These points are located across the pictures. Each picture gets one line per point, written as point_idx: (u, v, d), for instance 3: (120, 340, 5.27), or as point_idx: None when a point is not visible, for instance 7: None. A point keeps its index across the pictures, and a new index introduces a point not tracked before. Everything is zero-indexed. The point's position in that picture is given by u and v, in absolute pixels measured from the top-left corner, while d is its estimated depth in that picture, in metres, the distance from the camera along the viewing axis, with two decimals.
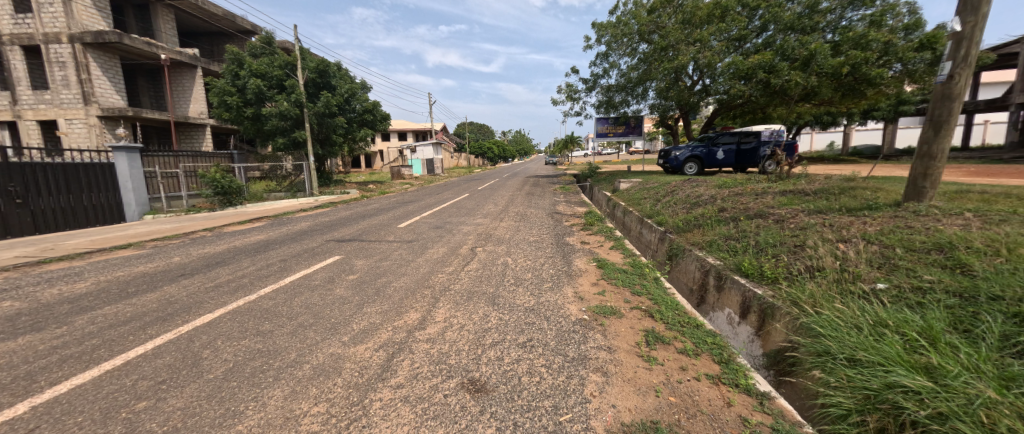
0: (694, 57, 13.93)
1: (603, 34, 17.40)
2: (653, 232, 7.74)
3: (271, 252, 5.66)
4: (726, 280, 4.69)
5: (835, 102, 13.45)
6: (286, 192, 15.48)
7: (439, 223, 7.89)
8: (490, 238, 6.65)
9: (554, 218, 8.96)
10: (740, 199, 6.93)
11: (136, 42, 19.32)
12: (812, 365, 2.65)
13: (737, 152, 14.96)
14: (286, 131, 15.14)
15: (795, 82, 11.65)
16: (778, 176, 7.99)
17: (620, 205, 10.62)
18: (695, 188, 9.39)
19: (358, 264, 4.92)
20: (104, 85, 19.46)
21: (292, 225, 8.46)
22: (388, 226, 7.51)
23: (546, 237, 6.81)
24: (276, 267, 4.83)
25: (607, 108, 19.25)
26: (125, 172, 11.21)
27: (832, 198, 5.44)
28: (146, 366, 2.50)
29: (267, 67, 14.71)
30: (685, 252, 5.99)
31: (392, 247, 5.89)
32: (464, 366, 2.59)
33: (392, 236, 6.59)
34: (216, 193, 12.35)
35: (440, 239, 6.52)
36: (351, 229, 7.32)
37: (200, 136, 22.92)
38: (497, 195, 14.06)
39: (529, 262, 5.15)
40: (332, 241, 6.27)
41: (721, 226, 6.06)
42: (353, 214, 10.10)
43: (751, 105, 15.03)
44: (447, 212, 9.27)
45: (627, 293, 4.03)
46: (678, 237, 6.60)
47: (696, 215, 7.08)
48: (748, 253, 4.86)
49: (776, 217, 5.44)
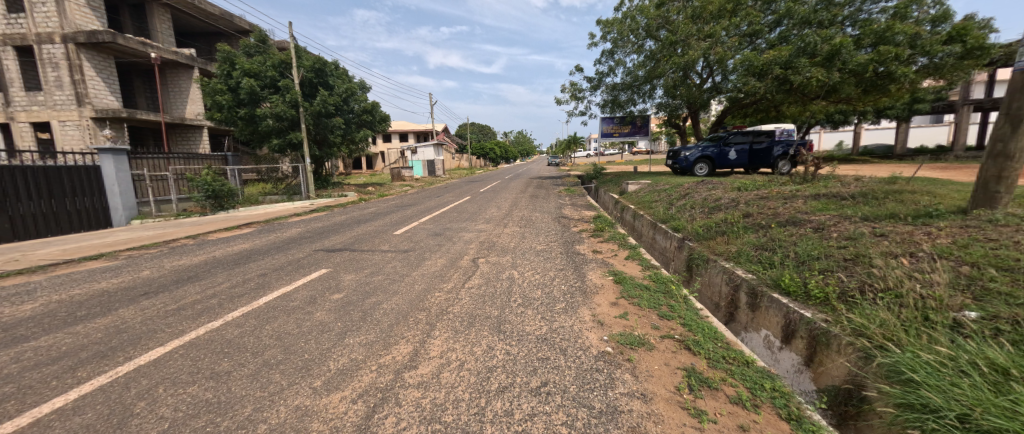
0: (705, 53, 13.35)
1: (609, 31, 16.85)
2: (669, 238, 7.17)
3: (252, 264, 5.11)
4: (761, 296, 4.15)
5: (854, 99, 12.85)
6: (282, 195, 14.97)
7: (439, 229, 7.34)
8: (493, 247, 6.08)
9: (561, 223, 8.41)
10: (767, 203, 6.34)
11: (130, 42, 18.86)
12: (906, 422, 2.09)
13: (750, 153, 14.37)
14: (282, 132, 14.65)
15: (816, 78, 11.10)
16: (803, 177, 7.39)
17: (630, 208, 10.03)
18: (712, 190, 8.81)
19: (345, 280, 4.36)
20: (98, 86, 19.02)
21: (283, 231, 7.94)
22: (384, 233, 6.96)
23: (555, 246, 6.25)
24: (254, 283, 4.28)
25: (612, 107, 18.67)
26: (111, 176, 10.70)
27: (876, 204, 4.88)
28: (57, 429, 1.95)
29: (261, 66, 14.21)
30: (709, 263, 5.44)
31: (386, 258, 5.33)
32: (463, 427, 2.03)
33: (387, 245, 6.03)
34: (206, 197, 11.81)
35: (439, 249, 5.96)
36: (344, 236, 6.77)
37: (197, 137, 22.49)
38: (499, 198, 13.49)
39: (538, 277, 4.59)
40: (320, 251, 5.71)
41: (749, 234, 5.49)
42: (348, 218, 9.58)
43: (764, 104, 14.41)
44: (447, 217, 8.73)
45: (654, 316, 3.48)
46: (700, 245, 6.03)
47: (718, 221, 6.50)
48: (786, 266, 4.30)
49: (814, 225, 4.88)
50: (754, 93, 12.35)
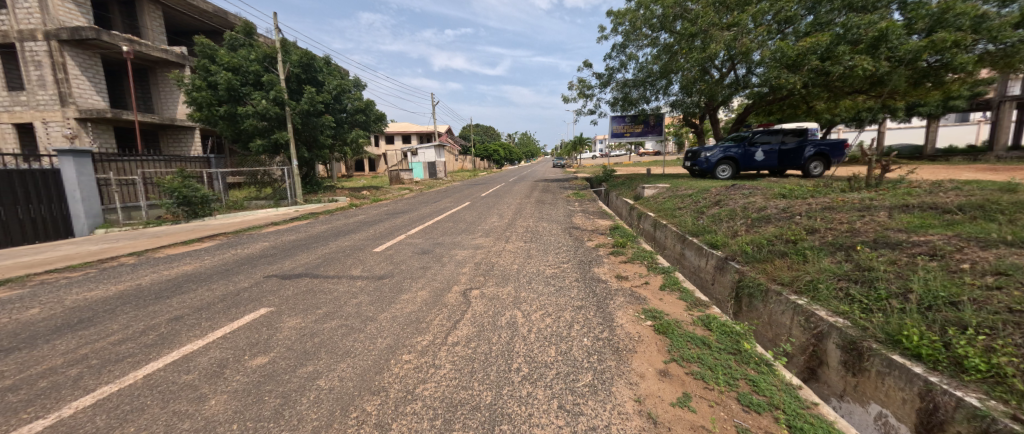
0: (732, 43, 11.97)
1: (622, 22, 15.59)
2: (704, 257, 5.97)
3: (178, 297, 3.90)
4: (869, 354, 2.94)
5: (899, 93, 11.59)
6: (268, 200, 13.96)
7: (429, 245, 6.17)
8: (491, 272, 4.87)
9: (573, 236, 7.21)
10: (836, 216, 5.06)
11: (116, 38, 17.85)
12: None
13: (780, 153, 13.11)
14: (268, 131, 13.58)
15: (862, 69, 9.75)
16: (867, 182, 6.13)
17: (650, 216, 8.82)
18: (749, 197, 7.55)
19: (283, 328, 3.14)
20: (83, 85, 18.03)
21: (250, 244, 6.77)
22: (361, 252, 5.76)
23: (571, 270, 5.00)
24: (156, 332, 3.07)
25: (624, 106, 17.39)
26: (72, 180, 9.58)
27: (1009, 223, 3.66)
28: None
29: (243, 61, 13.11)
30: (770, 294, 4.23)
31: (350, 291, 4.10)
32: None
33: (359, 270, 4.82)
34: (179, 204, 10.66)
35: (424, 274, 4.74)
36: (313, 255, 5.60)
37: (188, 139, 21.55)
38: (501, 204, 12.31)
39: (551, 324, 3.35)
40: (273, 278, 4.51)
41: (824, 259, 4.24)
42: (330, 229, 8.41)
43: (794, 99, 13.07)
44: (441, 229, 7.55)
45: (737, 404, 2.26)
46: (754, 269, 4.79)
47: (772, 238, 5.26)
48: (903, 312, 3.06)
49: (924, 250, 3.65)
50: (786, 88, 10.97)
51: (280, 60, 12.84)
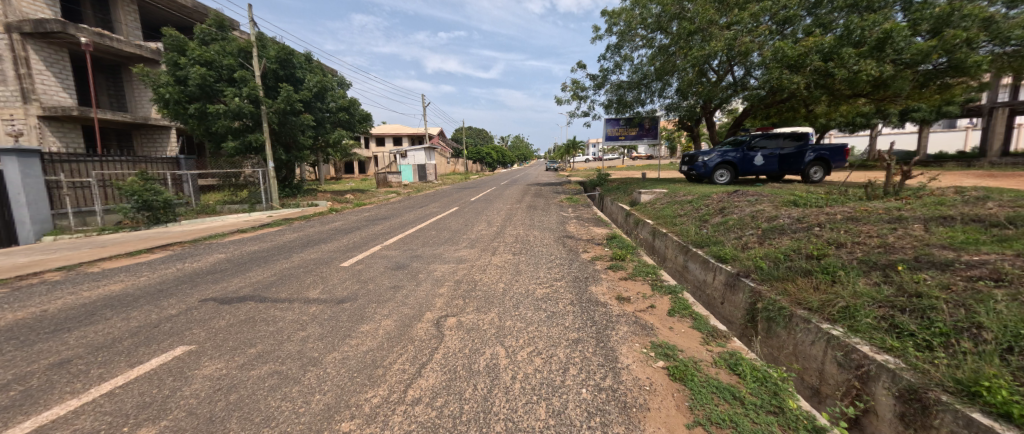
0: (732, 43, 11.49)
1: (617, 22, 15.13)
2: (712, 272, 5.36)
3: (79, 332, 3.14)
4: (937, 409, 2.34)
5: (901, 97, 11.22)
6: (242, 204, 13.12)
7: (406, 259, 5.48)
8: (473, 292, 4.21)
9: (567, 247, 6.57)
10: (862, 229, 4.49)
11: (83, 32, 16.50)
12: None
13: (779, 158, 12.67)
14: (242, 131, 12.77)
15: (866, 70, 9.29)
16: (886, 190, 5.63)
17: (649, 224, 8.24)
18: (755, 204, 7.00)
19: (194, 380, 2.43)
20: (48, 81, 16.91)
21: (203, 257, 5.99)
22: (326, 267, 5.05)
23: (565, 290, 4.35)
24: (21, 389, 2.33)
25: (618, 108, 16.91)
26: (15, 182, 8.54)
27: None
28: None
29: (215, 55, 12.27)
30: (796, 320, 3.63)
31: (298, 321, 3.36)
32: None
33: (317, 291, 4.09)
34: (138, 209, 9.77)
35: (393, 297, 4.03)
36: (269, 272, 4.86)
37: (165, 139, 20.55)
38: (491, 209, 11.66)
39: (541, 369, 2.68)
40: (209, 303, 3.77)
41: (857, 280, 3.66)
42: (300, 237, 7.64)
43: (794, 102, 12.62)
44: (423, 239, 6.84)
45: None
46: (773, 289, 4.19)
47: (790, 252, 4.68)
48: (978, 358, 2.48)
49: (981, 275, 3.10)
50: (789, 90, 10.46)
51: (254, 55, 12.04)
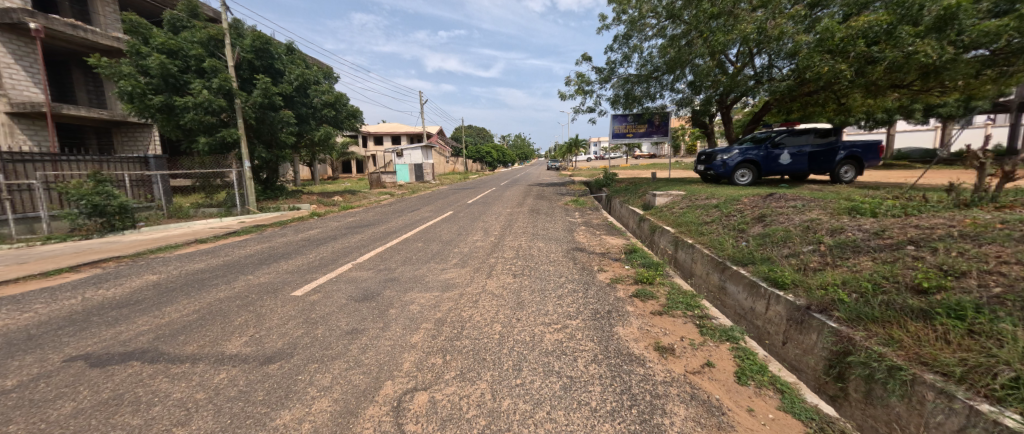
0: (760, 27, 10.37)
1: (625, 9, 14.03)
2: (766, 300, 4.12)
3: None
4: None
5: (950, 87, 10.02)
6: (218, 207, 11.99)
7: (379, 286, 4.32)
8: (459, 340, 3.06)
9: (579, 265, 5.38)
10: (987, 252, 3.29)
11: (54, 22, 15.38)
12: None
13: (809, 156, 11.45)
14: (214, 128, 11.60)
15: (924, 53, 8.18)
16: (985, 197, 4.45)
17: (670, 232, 7.05)
18: (805, 212, 5.81)
19: None
20: (16, 75, 15.72)
21: (130, 280, 4.81)
22: (271, 298, 3.90)
23: (583, 336, 3.17)
24: None
25: (626, 103, 15.71)
26: None
27: None
28: None
29: (184, 44, 11.14)
30: (923, 392, 2.39)
31: (184, 403, 2.20)
32: None
33: (240, 343, 2.92)
34: (88, 215, 8.66)
35: (347, 352, 2.87)
36: (192, 307, 3.68)
37: (146, 137, 19.40)
38: (489, 214, 10.46)
39: None
40: (77, 363, 2.63)
41: (1020, 335, 2.44)
42: (263, 250, 6.48)
43: (824, 95, 11.41)
44: (407, 256, 5.66)
45: None
46: (870, 335, 2.95)
47: (882, 280, 3.47)
48: None
49: None
50: (824, 78, 9.53)
51: (227, 43, 10.92)
